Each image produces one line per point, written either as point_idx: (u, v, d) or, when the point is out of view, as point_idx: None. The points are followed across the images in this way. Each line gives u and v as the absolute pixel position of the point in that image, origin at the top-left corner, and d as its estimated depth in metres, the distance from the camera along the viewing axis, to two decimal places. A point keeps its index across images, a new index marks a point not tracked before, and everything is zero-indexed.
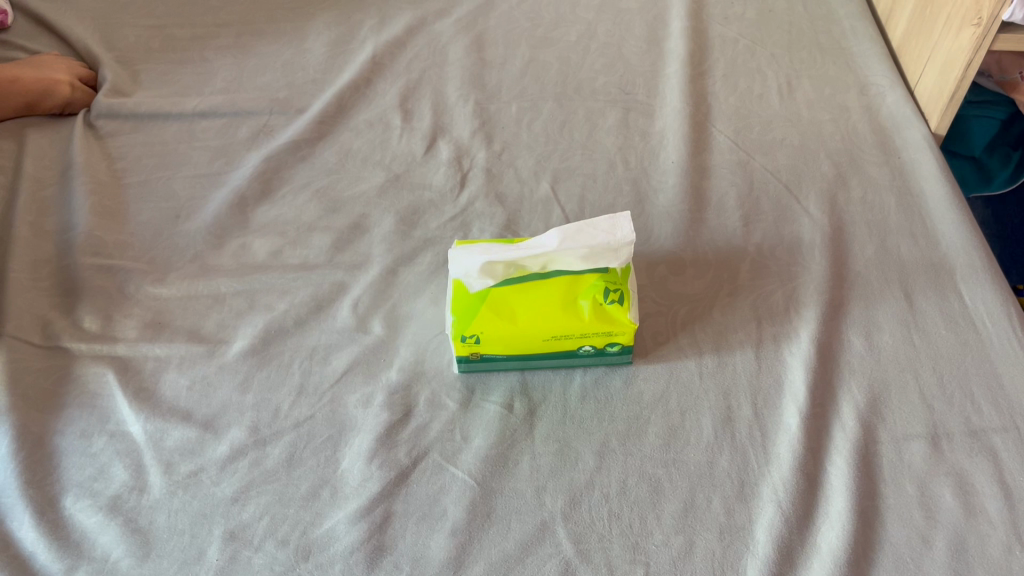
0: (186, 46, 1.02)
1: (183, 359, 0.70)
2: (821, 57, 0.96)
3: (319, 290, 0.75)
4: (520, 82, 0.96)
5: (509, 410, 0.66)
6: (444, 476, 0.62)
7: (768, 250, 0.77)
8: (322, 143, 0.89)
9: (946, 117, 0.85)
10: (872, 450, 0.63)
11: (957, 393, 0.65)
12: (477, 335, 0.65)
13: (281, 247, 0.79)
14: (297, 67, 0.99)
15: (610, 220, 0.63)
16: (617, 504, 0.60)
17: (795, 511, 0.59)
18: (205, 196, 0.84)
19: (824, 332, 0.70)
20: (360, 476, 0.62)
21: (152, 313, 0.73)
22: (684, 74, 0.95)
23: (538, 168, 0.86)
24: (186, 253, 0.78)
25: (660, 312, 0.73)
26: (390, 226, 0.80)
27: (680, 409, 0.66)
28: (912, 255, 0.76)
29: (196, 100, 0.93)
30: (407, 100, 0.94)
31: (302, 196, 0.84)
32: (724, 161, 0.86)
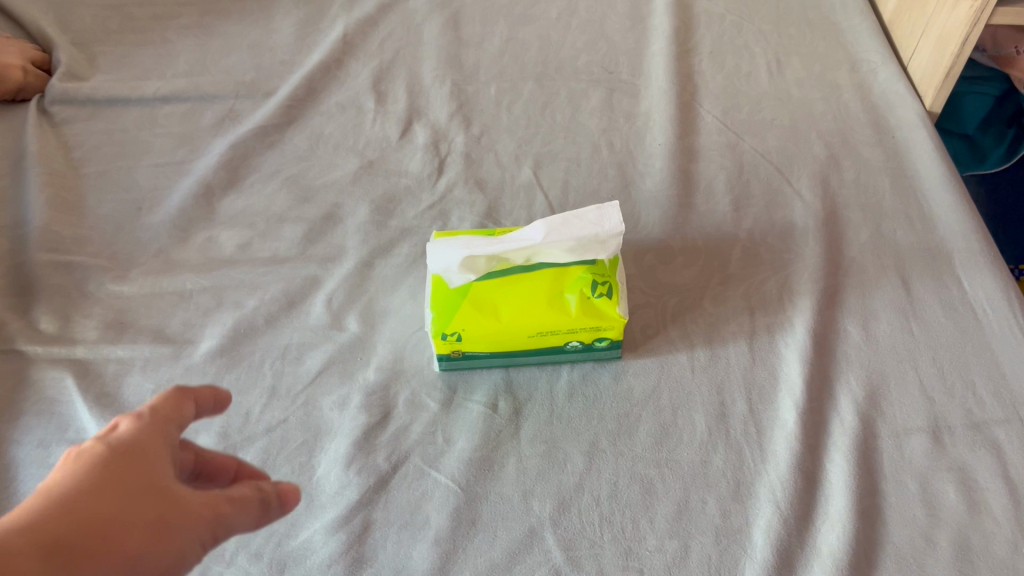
0: (147, 27, 0.97)
1: (148, 361, 0.66)
2: (810, 33, 0.93)
3: (291, 285, 0.71)
4: (498, 62, 0.92)
5: (493, 410, 0.63)
6: (426, 481, 0.59)
7: (759, 236, 0.74)
8: (292, 128, 0.85)
9: (941, 95, 0.82)
10: (871, 445, 0.60)
11: (958, 384, 0.63)
12: (458, 333, 0.61)
13: (250, 240, 0.75)
14: (264, 48, 0.94)
15: (598, 210, 0.60)
16: (608, 508, 0.58)
17: (793, 512, 0.57)
18: (169, 186, 0.79)
19: (819, 321, 0.67)
20: (337, 483, 0.59)
21: (114, 312, 0.69)
22: (670, 52, 0.91)
23: (519, 153, 0.82)
24: (149, 247, 0.74)
25: (649, 303, 0.70)
26: (365, 216, 0.76)
27: (671, 406, 0.63)
28: (908, 239, 0.73)
29: (158, 84, 0.89)
30: (380, 82, 0.90)
31: (271, 185, 0.80)
32: (712, 143, 0.83)
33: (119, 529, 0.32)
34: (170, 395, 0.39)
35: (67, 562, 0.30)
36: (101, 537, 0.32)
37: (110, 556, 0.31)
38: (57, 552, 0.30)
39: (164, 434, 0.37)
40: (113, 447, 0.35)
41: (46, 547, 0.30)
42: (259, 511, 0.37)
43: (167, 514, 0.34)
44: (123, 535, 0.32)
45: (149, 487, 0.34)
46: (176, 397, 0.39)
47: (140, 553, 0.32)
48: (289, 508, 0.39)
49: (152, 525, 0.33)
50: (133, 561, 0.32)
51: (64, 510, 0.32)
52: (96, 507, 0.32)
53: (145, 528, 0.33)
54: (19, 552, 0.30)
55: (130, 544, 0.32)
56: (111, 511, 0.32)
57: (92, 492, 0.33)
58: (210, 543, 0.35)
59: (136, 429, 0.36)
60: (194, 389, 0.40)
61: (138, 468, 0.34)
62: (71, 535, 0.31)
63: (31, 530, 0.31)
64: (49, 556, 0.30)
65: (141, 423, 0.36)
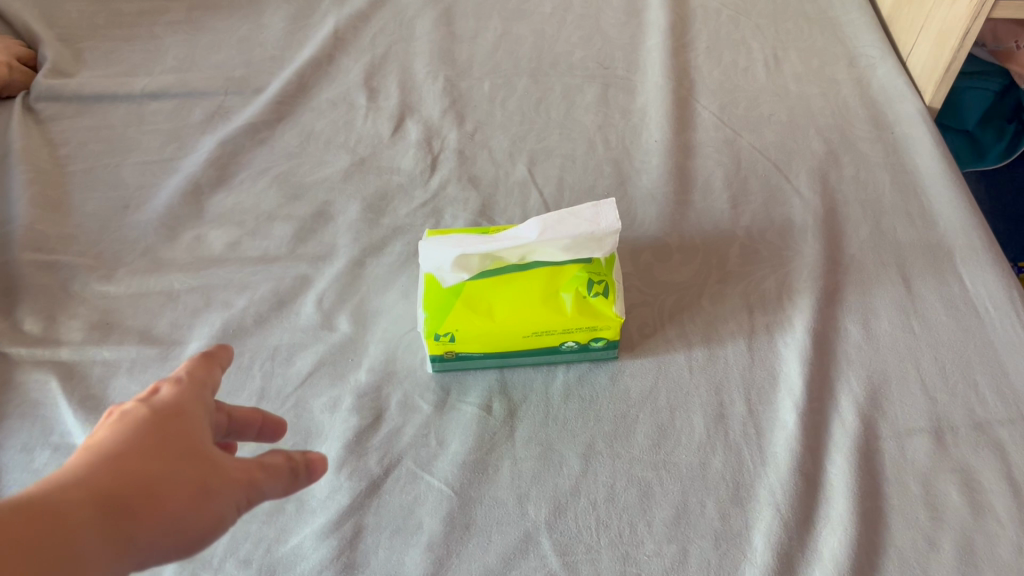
0: (134, 22, 0.95)
1: (134, 363, 0.64)
2: (808, 28, 0.92)
3: (280, 285, 0.69)
4: (492, 57, 0.91)
5: (487, 412, 0.62)
6: (419, 485, 0.58)
7: (758, 233, 0.73)
8: (282, 125, 0.83)
9: (941, 90, 0.81)
10: (873, 446, 0.59)
11: (960, 384, 0.62)
12: (451, 333, 0.60)
13: (239, 238, 0.74)
14: (254, 43, 0.93)
15: (594, 208, 0.59)
16: (605, 511, 0.56)
17: (794, 515, 0.55)
18: (156, 184, 0.78)
19: (819, 320, 0.66)
20: (327, 488, 0.58)
21: (100, 313, 0.67)
22: (666, 47, 0.90)
23: (513, 149, 0.81)
24: (136, 246, 0.73)
25: (646, 302, 0.69)
26: (357, 214, 0.75)
27: (669, 407, 0.62)
28: (909, 236, 0.72)
29: (145, 80, 0.87)
30: (372, 78, 0.88)
31: (261, 183, 0.78)
32: (709, 139, 0.81)
33: (165, 488, 0.33)
34: (201, 363, 0.40)
35: (116, 521, 0.32)
36: (148, 495, 0.33)
37: (156, 516, 0.33)
38: (107, 509, 0.32)
39: (199, 399, 0.38)
40: (156, 408, 0.36)
41: (98, 502, 0.32)
42: (290, 479, 0.39)
43: (209, 476, 0.35)
44: (168, 494, 0.33)
45: (190, 450, 0.35)
46: (206, 364, 0.40)
47: (184, 513, 0.33)
48: (318, 475, 0.40)
49: (195, 487, 0.34)
50: (177, 520, 0.33)
51: (112, 467, 0.33)
52: (143, 466, 0.33)
53: (187, 489, 0.34)
54: (72, 508, 0.31)
55: (175, 504, 0.33)
56: (157, 471, 0.34)
57: (138, 451, 0.34)
58: (246, 506, 0.36)
59: (177, 395, 0.37)
60: (216, 353, 0.41)
61: (179, 431, 0.36)
62: (121, 493, 0.32)
63: (82, 487, 0.32)
64: (99, 515, 0.31)
65: (179, 388, 0.38)
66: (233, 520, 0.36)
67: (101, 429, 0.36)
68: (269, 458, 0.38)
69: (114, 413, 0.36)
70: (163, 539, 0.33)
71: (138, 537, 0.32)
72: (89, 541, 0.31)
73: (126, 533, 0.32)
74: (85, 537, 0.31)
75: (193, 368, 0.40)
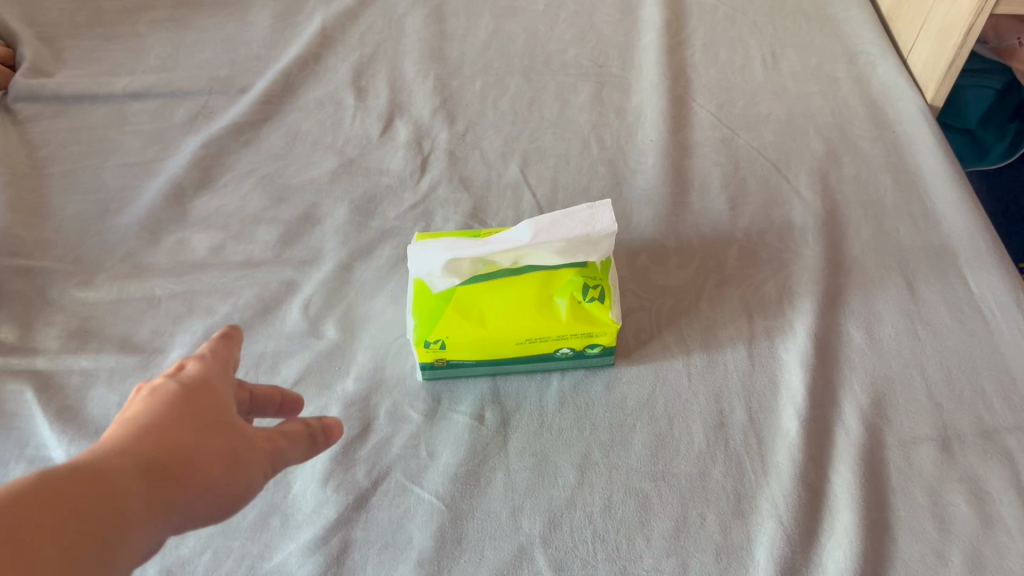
0: (116, 20, 0.93)
1: (113, 372, 0.62)
2: (806, 25, 0.90)
3: (265, 290, 0.67)
4: (483, 55, 0.89)
5: (479, 422, 0.60)
6: (409, 498, 0.56)
7: (757, 235, 0.71)
8: (267, 125, 0.81)
9: (943, 89, 0.79)
10: (878, 455, 0.57)
11: (966, 390, 0.60)
12: (442, 340, 0.58)
13: (222, 242, 0.71)
14: (239, 41, 0.90)
15: (589, 209, 0.57)
16: (602, 525, 0.54)
17: (798, 527, 0.54)
18: (138, 186, 0.76)
19: (821, 324, 0.64)
20: (314, 502, 0.56)
21: (78, 320, 0.65)
22: (662, 45, 0.88)
23: (505, 150, 0.79)
24: (116, 251, 0.70)
25: (642, 307, 0.67)
26: (344, 216, 0.73)
27: (667, 415, 0.60)
28: (912, 238, 0.70)
29: (127, 79, 0.85)
30: (360, 76, 0.86)
31: (246, 185, 0.76)
32: (706, 139, 0.79)
33: (203, 455, 0.35)
34: (221, 343, 0.42)
35: (162, 485, 0.33)
36: (186, 462, 0.34)
37: (196, 481, 0.34)
38: (151, 474, 0.33)
39: (223, 375, 0.40)
40: (185, 384, 0.38)
41: (141, 469, 0.33)
42: (308, 446, 0.41)
43: (240, 444, 0.36)
44: (205, 461, 0.35)
45: (222, 420, 0.37)
46: (226, 344, 0.42)
47: (220, 478, 0.35)
48: (335, 441, 0.43)
49: (228, 454, 0.36)
50: (215, 485, 0.35)
51: (151, 437, 0.34)
52: (181, 436, 0.35)
53: (222, 456, 0.35)
54: (121, 473, 0.32)
55: (213, 470, 0.35)
56: (194, 440, 0.35)
57: (175, 422, 0.35)
58: (272, 473, 0.38)
59: (203, 370, 0.39)
60: (231, 334, 0.43)
61: (208, 404, 0.37)
62: (164, 459, 0.34)
63: (125, 455, 0.33)
64: (147, 479, 0.33)
65: (204, 365, 0.39)
66: (263, 486, 0.37)
67: (133, 404, 0.37)
68: (289, 430, 0.40)
69: (143, 390, 0.38)
70: (204, 502, 0.34)
71: (182, 500, 0.33)
72: (141, 503, 0.32)
73: (169, 499, 0.33)
74: (133, 499, 0.32)
75: (214, 349, 0.41)
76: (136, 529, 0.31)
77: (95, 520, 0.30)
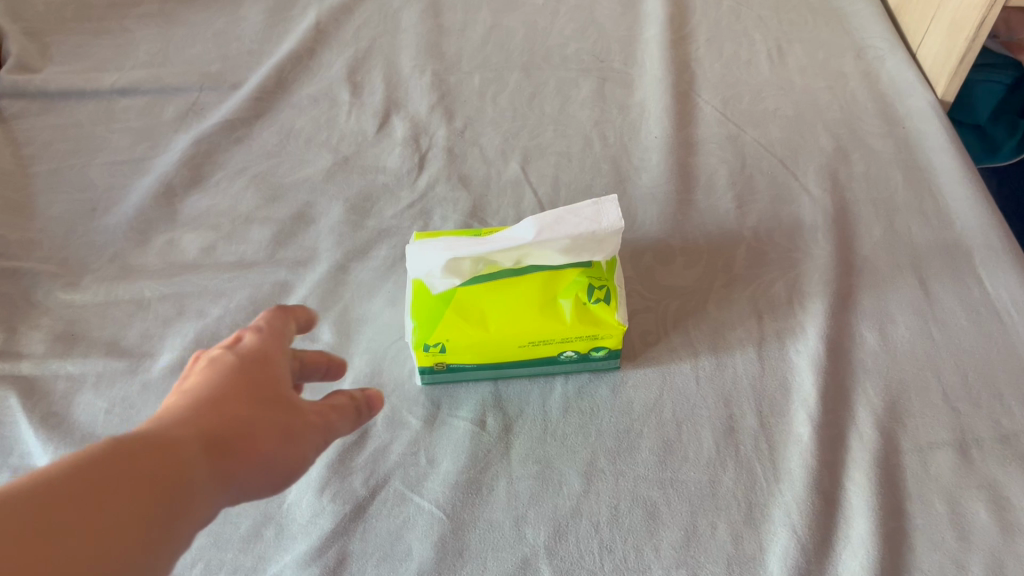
0: (104, 15, 0.90)
1: (100, 377, 0.59)
2: (812, 19, 0.88)
3: (258, 292, 0.65)
4: (482, 50, 0.87)
5: (481, 427, 0.58)
6: (408, 507, 0.54)
7: (765, 234, 0.69)
8: (260, 122, 0.79)
9: (954, 83, 0.77)
10: (894, 461, 0.55)
11: (984, 394, 0.58)
12: (441, 343, 0.56)
13: (214, 243, 0.69)
14: (231, 37, 0.88)
15: (594, 205, 0.55)
16: (608, 535, 0.52)
17: (812, 536, 0.51)
18: (126, 185, 0.73)
19: (833, 325, 0.62)
20: (309, 511, 0.54)
21: (64, 323, 0.63)
22: (664, 40, 0.86)
23: (505, 147, 0.77)
24: (104, 252, 0.68)
25: (648, 308, 0.65)
26: (340, 216, 0.71)
27: (675, 420, 0.58)
28: (925, 236, 0.68)
29: (115, 75, 0.83)
30: (356, 72, 0.84)
31: (238, 183, 0.74)
32: (712, 135, 0.77)
33: (259, 429, 0.36)
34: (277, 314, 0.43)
35: (222, 454, 0.34)
36: (244, 437, 0.35)
37: (253, 455, 0.35)
38: (213, 447, 0.34)
39: (279, 349, 0.41)
40: (243, 357, 0.39)
41: (204, 441, 0.33)
42: (352, 421, 0.42)
43: (294, 420, 0.37)
44: (261, 436, 0.35)
45: (276, 396, 0.38)
46: (282, 316, 0.43)
47: (276, 453, 0.36)
48: (373, 415, 0.44)
49: (283, 429, 0.37)
50: (271, 460, 0.36)
51: (211, 411, 0.35)
52: (238, 409, 0.36)
53: (277, 431, 0.36)
54: (184, 442, 0.33)
55: (268, 443, 0.36)
56: (250, 415, 0.36)
57: (232, 395, 0.36)
58: (321, 448, 0.39)
59: (260, 345, 0.40)
60: (294, 306, 0.45)
61: (263, 378, 0.38)
62: (224, 430, 0.34)
63: (188, 428, 0.34)
64: (208, 448, 0.33)
65: (261, 339, 0.40)
66: (314, 460, 0.38)
67: (193, 375, 0.38)
68: (334, 409, 0.41)
69: (202, 362, 0.39)
70: (260, 475, 0.35)
71: (242, 471, 0.34)
72: (204, 470, 0.33)
73: (230, 471, 0.34)
74: (197, 471, 0.32)
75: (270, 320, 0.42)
76: (200, 495, 0.32)
77: (164, 483, 0.31)
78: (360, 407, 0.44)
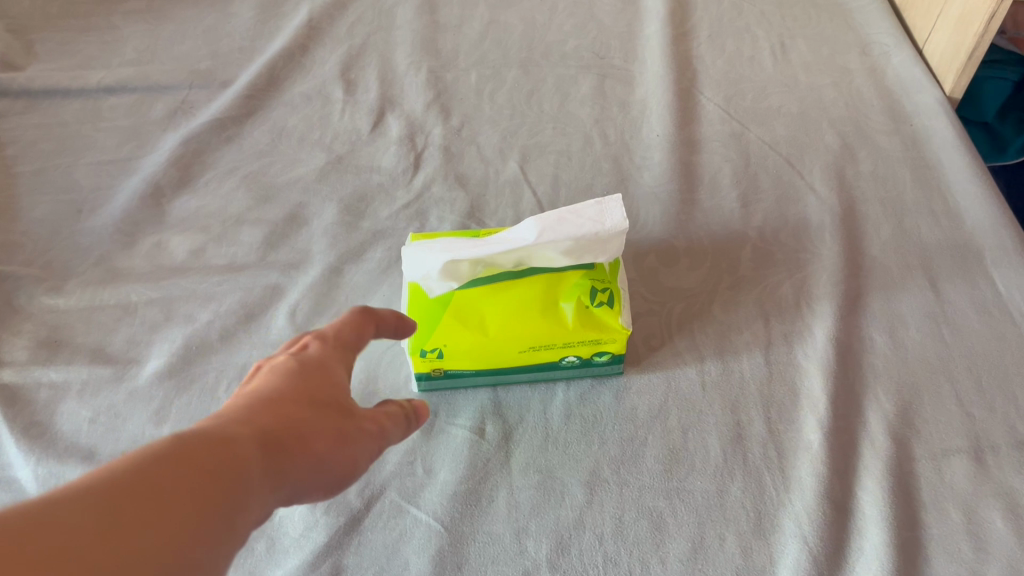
0: (91, 11, 0.88)
1: (85, 385, 0.57)
2: (816, 15, 0.87)
3: (249, 296, 0.63)
4: (479, 47, 0.85)
5: (480, 436, 0.56)
6: (404, 519, 0.52)
7: (771, 234, 0.67)
8: (251, 121, 0.77)
9: (962, 80, 0.75)
10: (907, 468, 0.53)
11: (999, 398, 0.56)
12: (439, 348, 0.54)
13: (203, 245, 0.67)
14: (221, 33, 0.86)
15: (597, 204, 0.53)
16: (613, 548, 0.50)
17: (825, 548, 0.49)
18: (113, 186, 0.71)
19: (842, 329, 0.60)
20: (301, 525, 0.52)
21: (47, 329, 0.61)
22: (666, 36, 0.84)
23: (503, 146, 0.75)
24: (89, 255, 0.66)
25: (652, 311, 0.63)
26: (333, 217, 0.69)
27: (680, 427, 0.56)
28: (935, 236, 0.66)
29: (101, 73, 0.81)
30: (349, 69, 0.82)
31: (228, 183, 0.72)
32: (715, 133, 0.76)
33: (314, 431, 0.35)
34: (352, 319, 0.43)
35: (281, 450, 0.33)
36: (300, 437, 0.34)
37: (308, 456, 0.34)
38: (272, 443, 0.33)
39: (342, 358, 0.41)
40: (304, 363, 0.39)
41: (264, 436, 0.33)
42: (403, 427, 0.42)
43: (348, 425, 0.37)
44: (315, 438, 0.35)
45: (332, 401, 0.37)
46: (357, 321, 0.43)
47: (328, 457, 0.35)
48: (419, 422, 0.44)
49: (337, 434, 0.36)
50: (323, 463, 0.35)
51: (270, 410, 0.34)
52: (294, 410, 0.35)
53: (332, 435, 0.36)
54: (245, 437, 0.32)
55: (321, 445, 0.35)
56: (307, 417, 0.35)
57: (290, 397, 0.36)
58: (373, 456, 0.38)
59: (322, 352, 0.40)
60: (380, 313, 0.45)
61: (320, 383, 0.38)
62: (283, 428, 0.34)
63: (249, 424, 0.33)
64: (269, 444, 0.33)
65: (325, 347, 0.41)
66: (365, 467, 0.38)
67: (256, 378, 0.38)
68: (387, 416, 0.41)
69: (266, 367, 0.39)
70: (313, 477, 0.34)
71: (297, 470, 0.33)
72: (264, 466, 0.32)
73: (285, 469, 0.33)
74: (256, 466, 0.31)
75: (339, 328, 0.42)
76: (261, 490, 0.31)
77: (229, 474, 0.30)
78: (409, 415, 0.43)
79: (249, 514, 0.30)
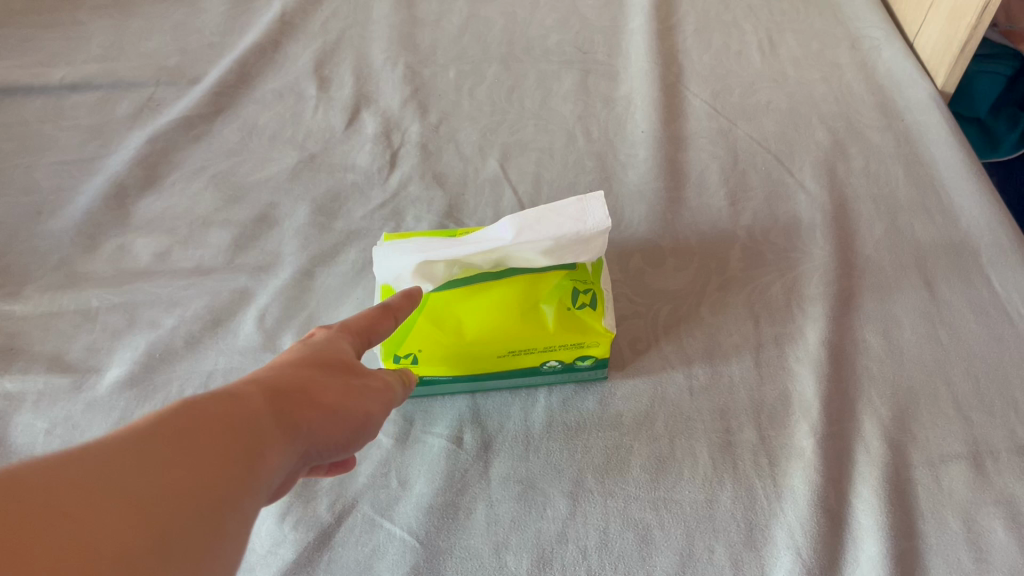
0: (55, 7, 0.85)
1: (41, 396, 0.54)
2: (804, 8, 0.84)
3: (215, 301, 0.60)
4: (458, 42, 0.82)
5: (458, 445, 0.53)
6: (377, 534, 0.49)
7: (760, 233, 0.65)
8: (221, 119, 0.74)
9: (955, 73, 0.73)
10: (903, 475, 0.50)
11: (998, 402, 0.53)
12: (413, 353, 0.51)
13: (169, 248, 0.64)
14: (190, 29, 0.83)
15: (578, 202, 0.50)
16: (597, 562, 0.47)
17: (820, 562, 0.47)
18: (75, 186, 0.68)
19: (834, 331, 0.58)
20: (269, 541, 0.49)
21: (2, 336, 0.58)
22: (650, 30, 0.82)
23: (483, 143, 0.72)
24: (49, 258, 0.63)
25: (637, 314, 0.61)
26: (305, 217, 0.66)
27: (668, 435, 0.53)
28: (929, 234, 0.63)
29: (65, 70, 0.78)
30: (323, 65, 0.79)
31: (196, 183, 0.69)
32: (702, 129, 0.73)
33: (323, 389, 0.35)
34: (367, 314, 0.43)
35: (293, 402, 0.33)
36: (309, 391, 0.34)
37: (320, 407, 0.34)
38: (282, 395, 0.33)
39: (349, 335, 0.41)
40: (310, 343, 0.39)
41: (273, 391, 0.33)
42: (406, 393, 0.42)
43: (355, 381, 0.37)
44: (325, 393, 0.35)
45: (338, 364, 0.37)
46: (371, 314, 0.43)
47: (340, 406, 0.35)
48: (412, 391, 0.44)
49: (344, 388, 0.36)
50: (337, 413, 0.35)
51: (277, 372, 0.35)
52: (299, 373, 0.35)
53: (339, 389, 0.36)
54: (254, 393, 0.32)
55: (331, 397, 0.35)
56: (315, 377, 0.35)
57: (295, 364, 0.36)
58: (386, 412, 0.39)
59: (328, 333, 0.40)
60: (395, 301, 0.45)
61: (322, 352, 0.38)
62: (290, 385, 0.34)
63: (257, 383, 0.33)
64: (279, 397, 0.33)
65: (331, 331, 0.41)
66: (379, 422, 0.38)
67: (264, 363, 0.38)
68: (389, 377, 0.41)
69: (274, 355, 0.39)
70: (331, 426, 0.34)
71: (313, 420, 0.33)
72: (278, 417, 0.32)
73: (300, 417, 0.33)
74: (268, 416, 0.31)
75: (351, 320, 0.43)
76: (279, 437, 0.31)
77: (244, 426, 0.30)
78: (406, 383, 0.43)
79: (275, 457, 0.30)
